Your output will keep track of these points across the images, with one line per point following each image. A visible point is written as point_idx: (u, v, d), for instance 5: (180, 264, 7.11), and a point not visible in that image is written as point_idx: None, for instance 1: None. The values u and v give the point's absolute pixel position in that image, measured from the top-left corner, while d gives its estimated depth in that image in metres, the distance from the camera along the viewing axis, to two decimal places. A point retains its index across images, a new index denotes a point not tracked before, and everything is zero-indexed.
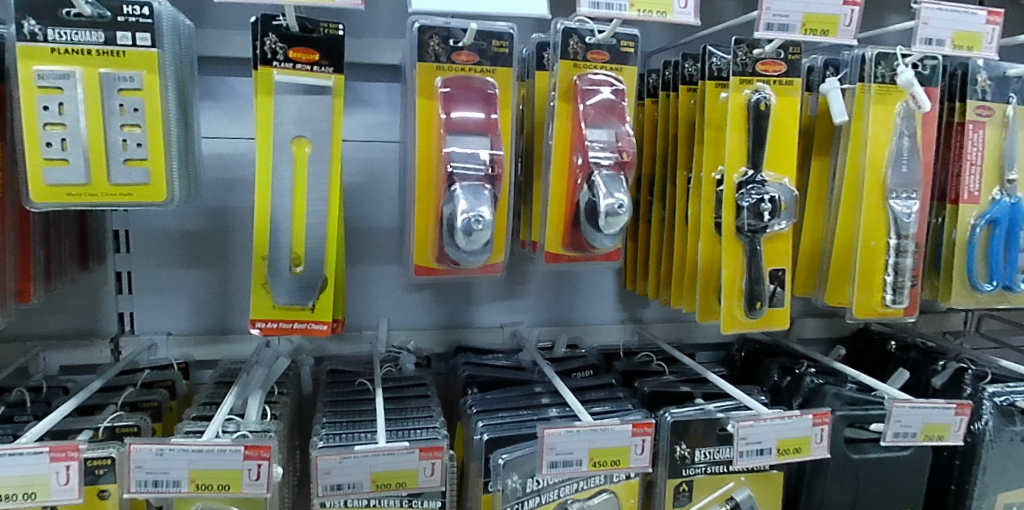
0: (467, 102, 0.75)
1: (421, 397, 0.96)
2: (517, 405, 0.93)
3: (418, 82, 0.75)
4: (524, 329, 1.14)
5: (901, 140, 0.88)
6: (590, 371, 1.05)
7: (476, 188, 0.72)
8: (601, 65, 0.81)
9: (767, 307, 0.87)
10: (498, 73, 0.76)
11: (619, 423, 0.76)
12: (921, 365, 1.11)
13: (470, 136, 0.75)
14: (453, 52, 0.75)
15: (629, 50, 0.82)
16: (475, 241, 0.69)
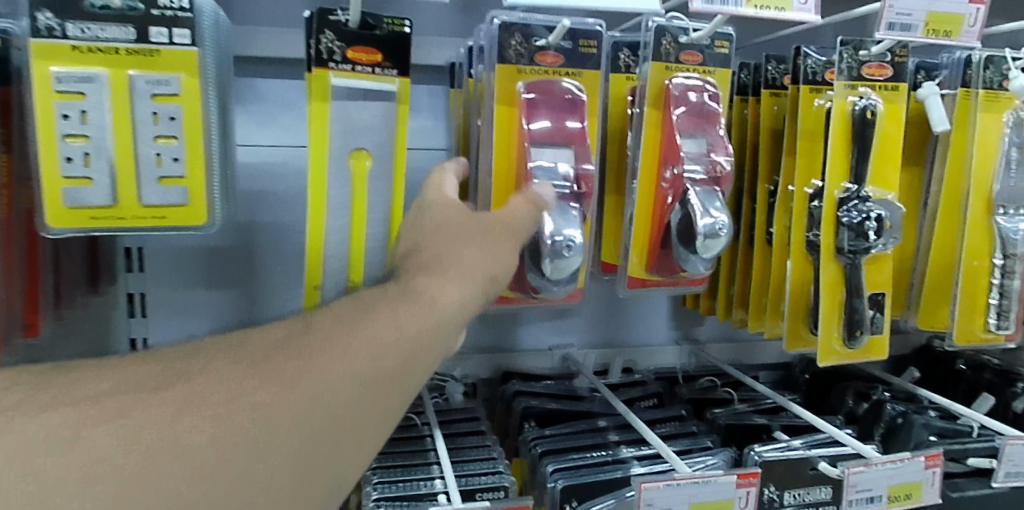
0: (552, 109, 0.65)
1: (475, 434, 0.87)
2: (585, 443, 0.84)
3: (498, 87, 0.65)
4: (576, 352, 1.06)
5: (1009, 151, 0.79)
6: (654, 400, 0.96)
7: (564, 208, 0.64)
8: (693, 67, 0.73)
9: (868, 336, 0.78)
10: (585, 75, 0.67)
11: (723, 474, 0.68)
12: (997, 386, 0.99)
13: (552, 148, 0.65)
14: (538, 52, 0.66)
15: (725, 50, 0.74)
16: (562, 267, 0.62)
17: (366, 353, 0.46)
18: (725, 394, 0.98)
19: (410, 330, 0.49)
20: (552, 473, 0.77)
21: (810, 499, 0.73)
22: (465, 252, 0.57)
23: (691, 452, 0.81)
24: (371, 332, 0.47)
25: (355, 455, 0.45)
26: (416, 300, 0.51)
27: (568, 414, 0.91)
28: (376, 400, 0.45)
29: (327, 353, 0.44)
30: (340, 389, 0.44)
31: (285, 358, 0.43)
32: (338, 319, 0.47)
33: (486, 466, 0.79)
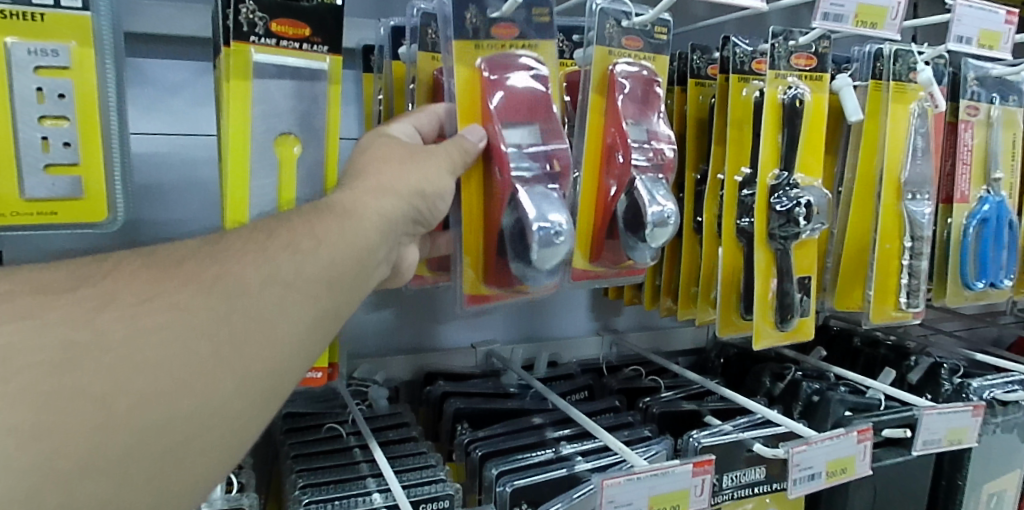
0: (512, 83, 0.61)
1: (402, 441, 0.74)
2: (523, 440, 0.72)
3: (453, 62, 0.61)
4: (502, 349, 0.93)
5: (916, 140, 0.84)
6: (585, 392, 0.85)
7: (543, 191, 0.60)
8: (636, 53, 0.72)
9: (798, 318, 0.79)
10: (541, 47, 0.64)
11: (679, 464, 0.67)
12: (891, 362, 1.01)
13: (518, 127, 0.61)
14: (492, 25, 0.61)
15: (663, 37, 0.73)
16: (550, 255, 0.57)
17: (289, 257, 0.43)
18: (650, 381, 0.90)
19: (336, 238, 0.47)
20: (499, 477, 0.66)
21: (746, 480, 0.75)
22: (388, 170, 0.56)
23: (631, 445, 0.73)
24: (297, 239, 0.44)
25: (307, 354, 0.42)
26: (342, 212, 0.49)
27: (499, 411, 0.77)
28: (319, 301, 0.43)
29: (244, 256, 0.41)
30: (273, 291, 0.41)
31: (202, 263, 0.40)
32: (257, 229, 0.44)
33: (408, 447, 0.72)
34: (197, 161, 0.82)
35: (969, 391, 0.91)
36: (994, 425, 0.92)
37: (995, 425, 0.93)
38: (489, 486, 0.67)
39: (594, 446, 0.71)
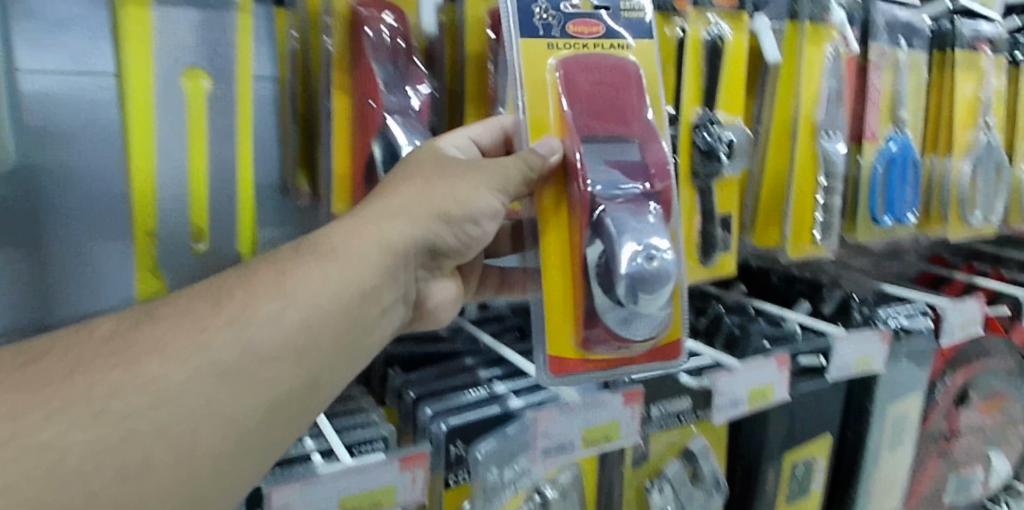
0: (594, 90, 0.62)
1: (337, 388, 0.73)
2: (456, 383, 0.72)
3: (526, 63, 0.62)
4: None
5: (830, 83, 0.88)
6: (517, 333, 0.84)
7: (636, 216, 0.59)
8: (595, 40, 0.65)
9: (720, 254, 0.81)
10: (636, 49, 0.66)
11: (609, 394, 0.69)
12: (806, 297, 1.03)
13: (610, 142, 0.62)
14: (568, 21, 0.63)
15: (633, 14, 0.66)
16: (648, 289, 0.57)
17: (234, 334, 0.47)
18: None
19: (308, 286, 0.51)
20: (433, 417, 0.65)
21: (673, 410, 0.77)
22: (377, 214, 0.58)
23: None
24: (243, 320, 0.47)
25: (284, 420, 0.48)
26: (332, 257, 0.54)
27: (431, 356, 0.77)
28: (279, 377, 0.48)
29: (172, 343, 0.45)
30: (221, 385, 0.45)
31: (106, 361, 0.43)
32: (197, 299, 0.49)
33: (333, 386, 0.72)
34: (88, 136, 0.75)
35: (878, 319, 0.96)
36: (899, 352, 0.98)
37: (900, 351, 0.98)
38: (422, 426, 0.67)
39: (526, 385, 0.72)
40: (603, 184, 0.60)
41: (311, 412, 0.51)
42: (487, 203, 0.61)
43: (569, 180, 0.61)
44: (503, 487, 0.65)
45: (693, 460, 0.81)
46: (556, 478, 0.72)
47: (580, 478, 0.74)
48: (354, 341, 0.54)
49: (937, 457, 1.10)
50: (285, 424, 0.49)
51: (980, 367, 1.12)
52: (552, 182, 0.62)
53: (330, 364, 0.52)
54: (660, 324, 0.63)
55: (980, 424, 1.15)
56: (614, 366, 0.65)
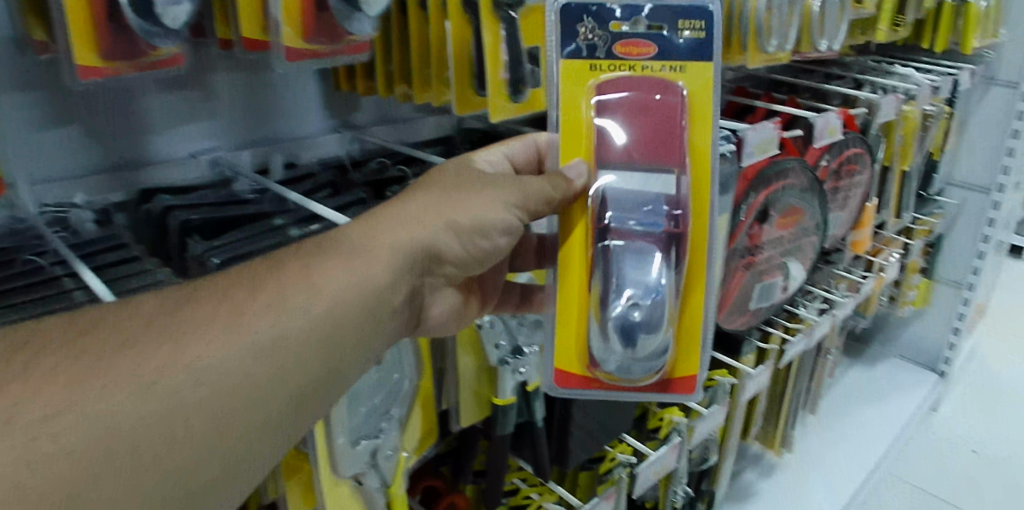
0: (634, 113, 0.58)
1: (128, 263, 0.63)
2: (263, 244, 0.66)
3: (564, 83, 0.60)
4: (228, 155, 0.81)
5: None
6: (328, 190, 0.79)
7: (641, 252, 0.56)
8: (645, 61, 0.59)
9: (530, 89, 0.75)
10: (691, 69, 0.60)
11: None
12: None
13: (641, 167, 0.58)
14: (615, 41, 0.59)
15: (691, 32, 0.59)
16: (635, 335, 0.55)
17: (268, 321, 0.49)
18: (397, 173, 0.84)
19: (334, 284, 0.54)
20: None
21: None
22: (401, 215, 0.61)
23: None
24: (280, 308, 0.50)
25: (295, 420, 0.51)
26: (359, 257, 0.56)
27: (235, 220, 0.71)
28: (308, 361, 0.51)
29: (212, 328, 0.47)
30: (260, 364, 0.48)
31: (154, 336, 0.45)
32: (240, 282, 0.50)
33: (132, 268, 0.62)
34: None
35: None
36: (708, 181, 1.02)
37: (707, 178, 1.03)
38: None
39: None
40: (621, 217, 0.57)
41: (325, 402, 0.54)
42: (501, 217, 0.63)
43: (591, 211, 0.59)
44: None
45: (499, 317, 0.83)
46: None
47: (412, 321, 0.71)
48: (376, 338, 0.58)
49: (741, 271, 1.21)
50: (308, 411, 0.52)
51: (780, 187, 1.20)
52: (575, 205, 0.61)
53: (350, 358, 0.55)
54: (665, 363, 0.60)
55: (778, 236, 1.26)
56: (625, 393, 0.64)
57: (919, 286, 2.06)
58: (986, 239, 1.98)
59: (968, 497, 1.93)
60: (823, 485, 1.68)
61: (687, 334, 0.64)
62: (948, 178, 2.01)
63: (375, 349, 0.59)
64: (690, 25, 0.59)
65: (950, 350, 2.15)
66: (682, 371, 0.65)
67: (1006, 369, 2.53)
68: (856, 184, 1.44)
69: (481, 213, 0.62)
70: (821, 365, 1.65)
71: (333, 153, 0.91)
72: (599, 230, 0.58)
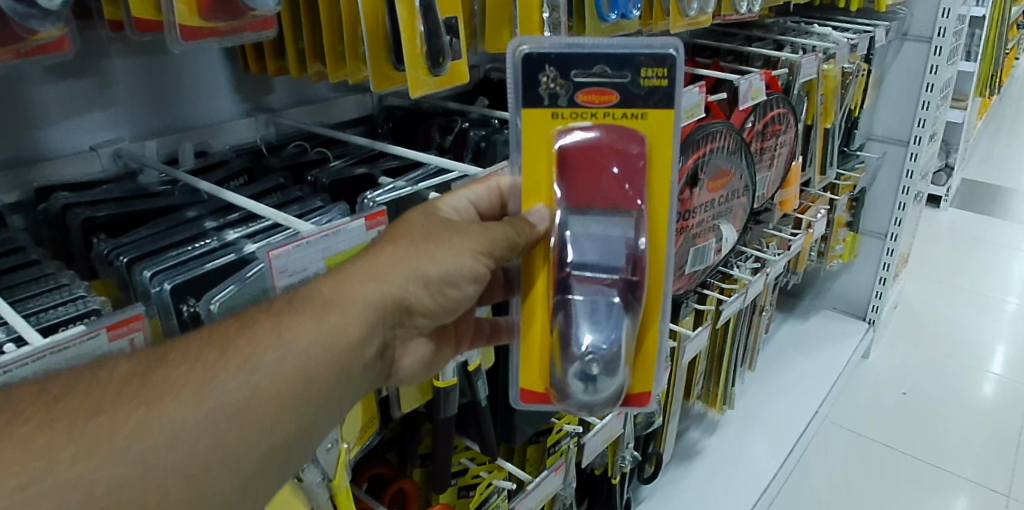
0: (597, 160, 0.57)
1: (26, 267, 0.59)
2: (178, 237, 0.63)
3: (527, 130, 0.58)
4: (133, 146, 0.77)
5: None
6: (245, 178, 0.76)
7: (600, 299, 0.55)
8: (607, 109, 0.58)
9: (449, 61, 0.72)
10: (654, 115, 0.59)
11: (350, 220, 0.60)
12: None
13: (605, 215, 0.57)
14: (577, 89, 0.58)
15: (654, 79, 0.58)
16: (589, 381, 0.55)
17: (240, 381, 0.46)
18: (318, 156, 0.81)
19: (306, 342, 0.50)
20: (153, 278, 0.56)
21: None
22: (377, 260, 0.55)
23: (305, 218, 0.66)
24: (252, 367, 0.47)
25: (268, 481, 0.49)
26: (332, 312, 0.52)
27: (144, 213, 0.67)
28: (278, 425, 0.48)
29: (186, 391, 0.44)
30: (231, 427, 0.45)
31: (128, 403, 0.43)
32: (211, 341, 0.47)
33: (58, 296, 0.54)
34: None
35: None
36: None
37: None
38: (139, 288, 0.57)
39: (261, 227, 0.64)
40: (581, 261, 0.56)
41: (300, 461, 0.51)
42: (472, 267, 0.57)
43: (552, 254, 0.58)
44: None
45: None
46: None
47: None
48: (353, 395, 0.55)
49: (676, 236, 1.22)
50: (281, 470, 0.50)
51: (708, 150, 1.21)
52: (539, 247, 0.59)
53: (321, 419, 0.52)
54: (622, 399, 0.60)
55: (709, 199, 1.27)
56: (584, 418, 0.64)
57: (846, 239, 2.13)
58: (907, 190, 2.05)
59: (901, 436, 2.03)
60: (766, 437, 1.74)
61: (642, 361, 0.64)
62: (869, 133, 2.07)
63: (348, 403, 0.55)
64: (653, 72, 0.58)
65: (877, 298, 2.24)
66: (638, 391, 0.65)
67: (927, 312, 2.66)
68: (782, 143, 1.46)
69: (450, 266, 0.57)
70: (757, 321, 1.70)
71: (250, 140, 0.87)
72: (561, 273, 0.57)
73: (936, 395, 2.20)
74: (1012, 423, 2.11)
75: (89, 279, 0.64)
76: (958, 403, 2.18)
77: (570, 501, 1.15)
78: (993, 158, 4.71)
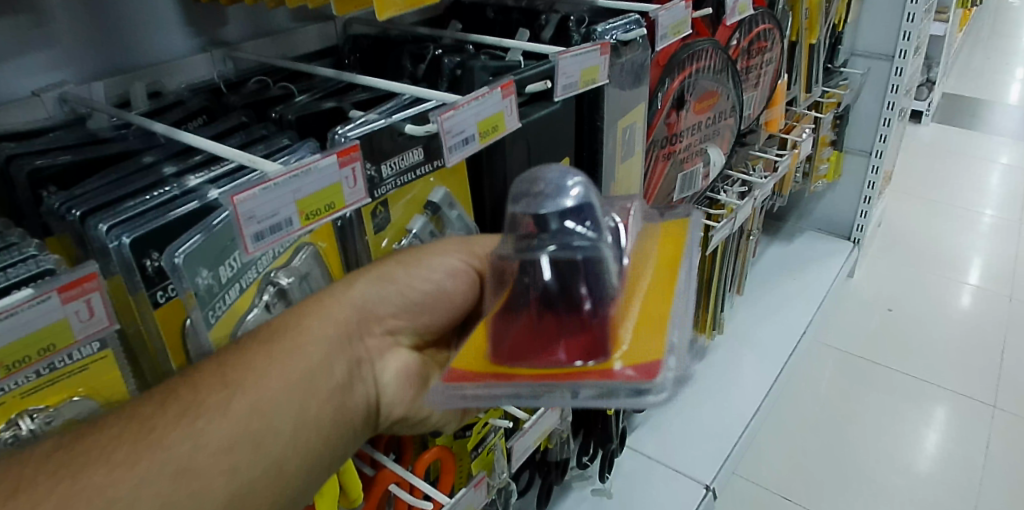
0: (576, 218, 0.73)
1: None
2: (134, 186, 0.58)
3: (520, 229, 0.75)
4: (77, 88, 0.71)
5: None
6: (204, 117, 0.71)
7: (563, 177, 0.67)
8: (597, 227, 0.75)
9: None
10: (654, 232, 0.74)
11: (320, 158, 0.55)
12: (525, 25, 0.96)
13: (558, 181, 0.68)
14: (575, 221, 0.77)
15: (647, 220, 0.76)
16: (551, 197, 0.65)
17: (183, 431, 0.46)
18: (281, 91, 0.75)
19: (255, 377, 0.50)
20: (110, 231, 0.51)
21: (407, 165, 0.67)
22: (334, 285, 0.60)
23: (272, 157, 0.61)
24: (194, 414, 0.47)
25: None
26: (278, 343, 0.53)
27: (97, 161, 0.62)
28: (237, 467, 0.47)
29: (118, 451, 0.44)
30: (175, 487, 0.44)
31: (50, 477, 0.42)
32: (148, 398, 0.48)
33: (8, 256, 0.49)
34: None
35: (595, 37, 0.89)
36: (619, 68, 0.92)
37: (621, 67, 0.93)
38: (94, 244, 0.52)
39: (225, 171, 0.59)
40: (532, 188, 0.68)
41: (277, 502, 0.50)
42: (442, 263, 0.65)
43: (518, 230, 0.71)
44: (222, 290, 0.55)
45: (439, 211, 0.73)
46: (289, 266, 0.61)
47: (318, 255, 0.64)
48: (336, 430, 0.54)
49: (662, 161, 1.18)
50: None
51: (695, 70, 1.15)
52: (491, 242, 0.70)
53: (291, 452, 0.50)
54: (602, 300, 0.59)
55: (696, 122, 1.22)
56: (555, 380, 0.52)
57: (829, 159, 2.10)
58: (892, 105, 2.01)
59: (887, 352, 2.05)
60: (755, 358, 1.75)
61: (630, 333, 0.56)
62: (852, 49, 2.01)
63: (329, 438, 0.54)
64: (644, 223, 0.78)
65: (863, 217, 2.23)
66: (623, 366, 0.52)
67: (910, 228, 2.67)
68: (767, 61, 1.41)
69: (418, 266, 0.64)
70: (744, 246, 1.68)
71: (206, 76, 0.81)
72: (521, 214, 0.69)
73: (918, 309, 2.22)
74: (994, 333, 2.13)
75: (42, 237, 0.59)
76: (943, 317, 2.20)
77: (565, 435, 1.17)
78: (972, 71, 4.68)
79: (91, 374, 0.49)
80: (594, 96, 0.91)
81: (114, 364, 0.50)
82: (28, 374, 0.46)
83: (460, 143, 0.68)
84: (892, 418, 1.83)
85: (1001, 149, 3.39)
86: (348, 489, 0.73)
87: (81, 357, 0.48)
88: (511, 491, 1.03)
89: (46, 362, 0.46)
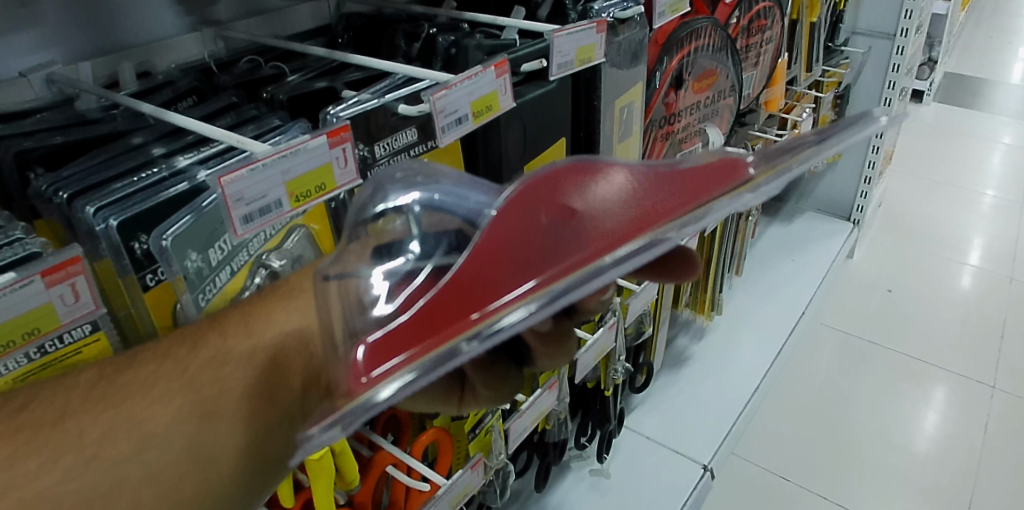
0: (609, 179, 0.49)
1: None
2: (122, 167, 0.57)
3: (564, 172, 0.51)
4: (65, 69, 0.69)
5: None
6: (194, 98, 0.70)
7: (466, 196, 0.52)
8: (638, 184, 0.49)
9: None
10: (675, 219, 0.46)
11: (310, 139, 0.54)
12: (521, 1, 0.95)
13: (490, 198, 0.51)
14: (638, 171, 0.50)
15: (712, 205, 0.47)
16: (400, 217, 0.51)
17: (211, 373, 0.50)
18: (273, 70, 0.74)
19: (275, 329, 0.53)
20: (97, 213, 0.50)
21: (400, 145, 0.66)
22: None
23: (262, 138, 0.60)
24: (221, 361, 0.50)
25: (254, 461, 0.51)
26: (296, 299, 0.55)
27: (87, 141, 0.61)
28: (252, 415, 0.51)
29: (156, 389, 0.48)
30: (203, 423, 0.49)
31: (94, 407, 0.46)
32: (182, 337, 0.50)
33: None
34: None
35: (592, 15, 0.88)
36: (616, 47, 0.91)
37: (618, 46, 0.91)
38: (81, 227, 0.51)
39: (215, 152, 0.58)
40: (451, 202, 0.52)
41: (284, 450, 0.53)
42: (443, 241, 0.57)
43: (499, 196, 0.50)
44: (212, 273, 0.55)
45: None
46: (280, 248, 0.61)
47: (311, 237, 0.63)
48: None
49: (661, 141, 1.17)
50: (264, 456, 0.51)
51: (694, 48, 1.14)
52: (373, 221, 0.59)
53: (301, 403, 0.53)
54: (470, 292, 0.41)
55: (694, 101, 1.21)
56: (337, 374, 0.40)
57: None
58: (893, 85, 1.99)
59: (887, 331, 2.05)
60: (753, 338, 1.75)
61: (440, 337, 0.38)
62: (853, 28, 1.99)
63: None
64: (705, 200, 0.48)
65: (863, 198, 2.22)
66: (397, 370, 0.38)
67: (910, 208, 2.66)
68: (767, 39, 1.39)
69: None
70: (744, 226, 1.67)
71: (196, 55, 0.80)
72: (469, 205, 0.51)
73: (919, 290, 2.22)
74: (993, 313, 2.13)
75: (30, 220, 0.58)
76: (943, 297, 2.20)
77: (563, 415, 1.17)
78: (974, 51, 4.65)
79: (82, 358, 0.49)
80: (591, 75, 0.90)
81: (106, 348, 0.50)
82: (16, 359, 0.45)
83: (448, 114, 0.66)
84: (892, 397, 1.84)
85: (1002, 128, 3.38)
86: (344, 470, 0.74)
87: (73, 340, 0.48)
88: (508, 472, 1.03)
89: (34, 346, 0.45)
